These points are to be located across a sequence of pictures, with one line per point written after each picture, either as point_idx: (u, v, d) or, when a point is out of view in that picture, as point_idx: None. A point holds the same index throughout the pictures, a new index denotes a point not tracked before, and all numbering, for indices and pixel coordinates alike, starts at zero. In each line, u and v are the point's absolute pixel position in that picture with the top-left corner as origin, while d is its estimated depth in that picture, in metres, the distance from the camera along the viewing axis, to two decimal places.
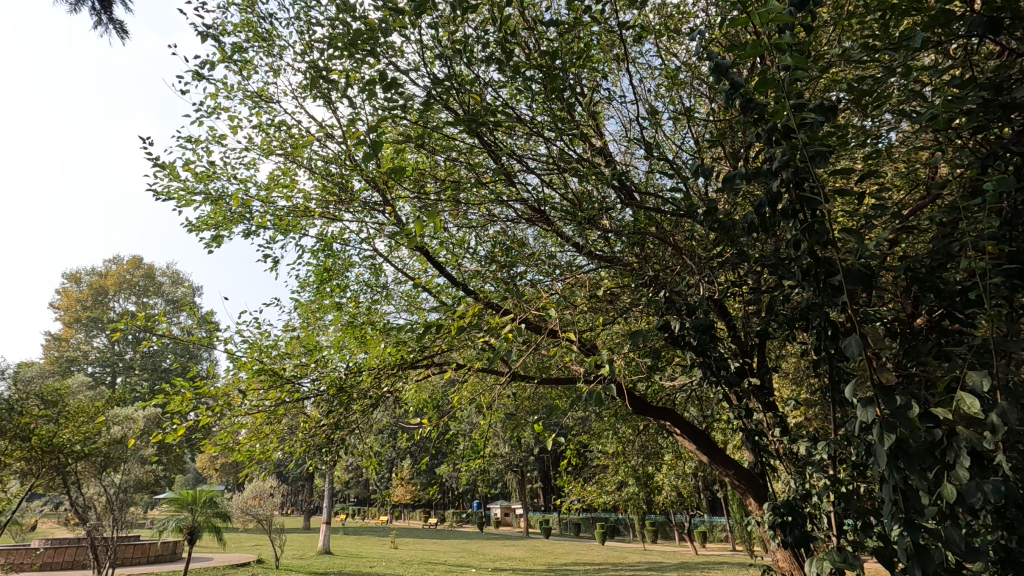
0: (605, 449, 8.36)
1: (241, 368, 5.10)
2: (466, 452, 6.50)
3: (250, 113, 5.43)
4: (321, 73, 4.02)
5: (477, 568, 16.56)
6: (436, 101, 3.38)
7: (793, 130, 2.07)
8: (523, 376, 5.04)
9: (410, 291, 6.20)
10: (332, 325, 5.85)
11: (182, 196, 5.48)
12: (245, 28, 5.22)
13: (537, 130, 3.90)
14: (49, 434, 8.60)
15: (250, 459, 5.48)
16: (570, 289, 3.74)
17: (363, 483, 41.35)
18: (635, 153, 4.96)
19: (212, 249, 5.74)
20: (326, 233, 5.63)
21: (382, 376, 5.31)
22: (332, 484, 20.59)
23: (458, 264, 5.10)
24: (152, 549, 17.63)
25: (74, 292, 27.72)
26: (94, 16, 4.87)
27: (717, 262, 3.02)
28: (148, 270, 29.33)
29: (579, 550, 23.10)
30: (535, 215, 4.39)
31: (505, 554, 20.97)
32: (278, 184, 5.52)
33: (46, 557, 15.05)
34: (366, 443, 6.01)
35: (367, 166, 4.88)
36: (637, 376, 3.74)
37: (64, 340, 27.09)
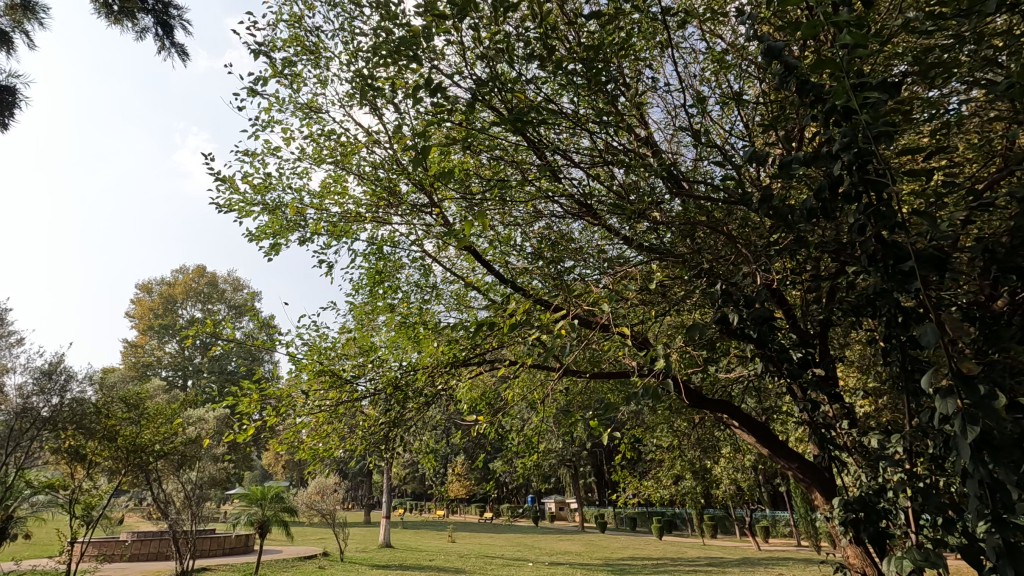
0: (661, 442, 8.25)
1: (302, 370, 5.34)
2: (521, 448, 6.56)
3: (301, 125, 5.64)
4: (367, 82, 4.14)
5: (535, 561, 16.66)
6: (481, 102, 3.41)
7: (853, 111, 1.98)
8: (575, 371, 5.04)
9: (458, 289, 6.31)
10: (385, 325, 6.02)
11: (242, 208, 5.77)
12: (294, 42, 5.43)
13: (581, 124, 3.89)
14: (132, 435, 9.27)
15: (314, 457, 5.74)
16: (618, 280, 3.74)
17: (420, 478, 42.26)
18: (682, 143, 4.86)
19: (271, 257, 6.02)
20: (377, 236, 5.81)
21: (435, 375, 5.44)
22: (390, 479, 21.16)
23: (506, 262, 5.14)
24: (227, 541, 18.65)
25: (147, 301, 29.59)
26: (157, 42, 5.17)
27: (775, 250, 2.92)
28: (211, 278, 30.98)
29: (637, 544, 22.82)
30: (582, 208, 4.38)
31: (562, 549, 20.91)
32: (330, 191, 5.73)
33: (134, 549, 16.16)
34: (422, 440, 6.17)
35: (413, 169, 5.00)
36: (692, 369, 3.68)
37: (138, 347, 28.76)
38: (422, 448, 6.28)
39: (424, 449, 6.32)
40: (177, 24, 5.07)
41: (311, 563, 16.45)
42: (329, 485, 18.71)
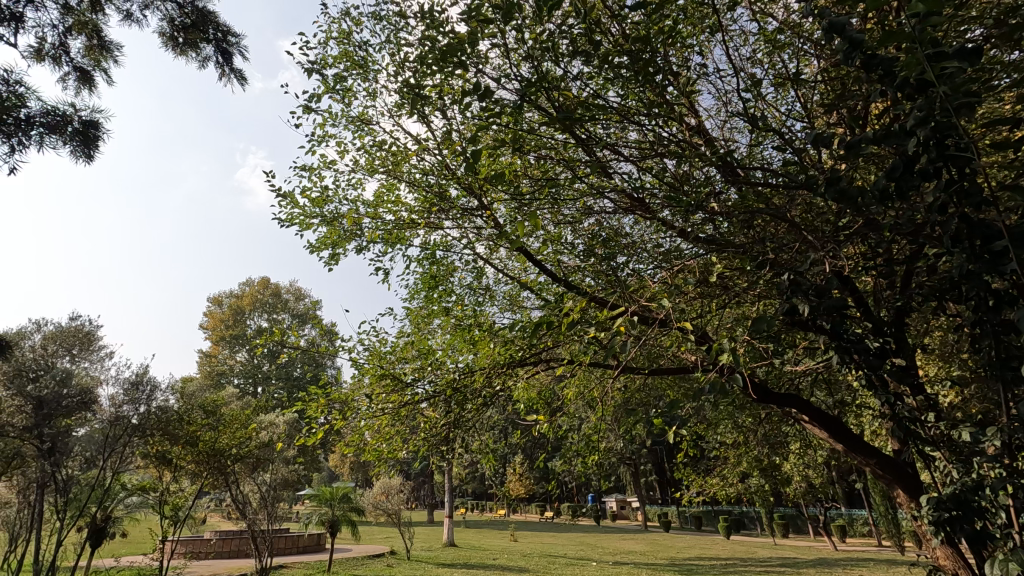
0: (725, 438, 8.00)
1: (364, 374, 5.52)
2: (581, 447, 6.53)
3: (353, 137, 5.83)
4: (415, 91, 4.24)
5: (600, 561, 16.50)
6: (528, 102, 3.42)
7: (929, 83, 1.86)
8: (634, 369, 4.96)
9: (511, 290, 6.36)
10: (441, 328, 6.14)
11: (303, 221, 6.03)
12: (344, 58, 5.63)
13: (629, 117, 3.83)
14: (211, 440, 9.84)
15: (379, 458, 5.91)
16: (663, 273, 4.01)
17: (480, 478, 42.73)
18: (735, 129, 4.72)
19: (331, 266, 6.25)
20: (430, 241, 5.93)
21: (493, 375, 5.50)
22: (451, 479, 21.49)
23: (558, 260, 5.14)
24: (300, 540, 19.49)
25: (218, 313, 31.31)
26: (219, 69, 5.47)
27: (844, 236, 2.78)
28: (275, 289, 32.49)
29: (704, 544, 22.17)
30: (634, 203, 4.32)
31: (626, 548, 20.61)
32: (384, 200, 5.90)
33: (217, 547, 17.15)
34: (482, 440, 6.25)
35: (462, 174, 5.08)
36: (758, 363, 3.55)
37: (212, 357, 30.47)
38: (482, 448, 6.35)
39: (484, 449, 6.39)
40: (235, 51, 5.34)
41: (380, 561, 16.96)
42: (393, 485, 19.23)
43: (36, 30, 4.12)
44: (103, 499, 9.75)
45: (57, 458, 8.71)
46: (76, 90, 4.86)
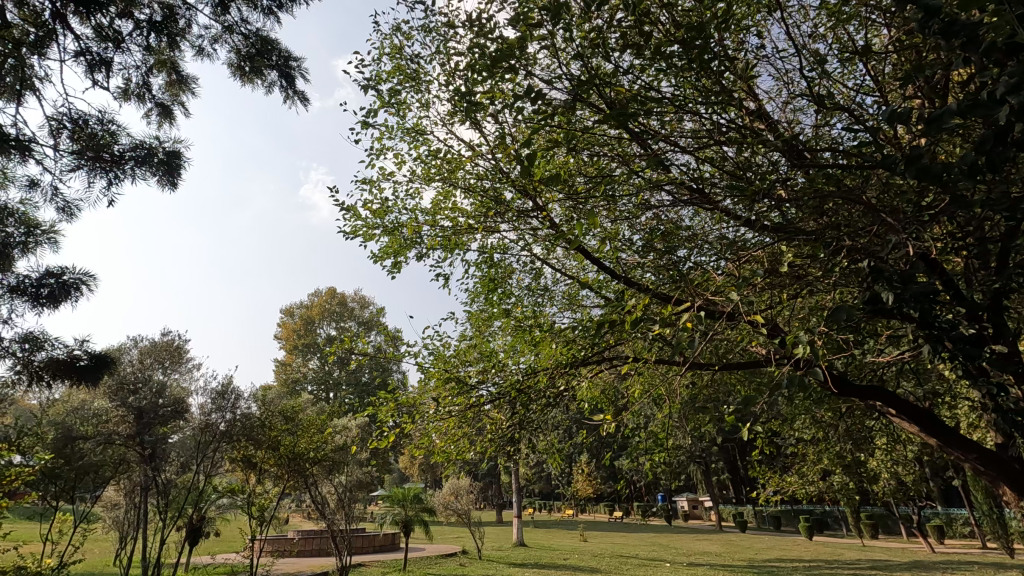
0: (803, 433, 7.61)
1: (430, 378, 5.66)
2: (649, 445, 6.42)
3: (409, 148, 6.00)
4: (467, 98, 4.31)
5: (674, 562, 16.08)
6: (581, 100, 3.40)
7: (1020, 45, 1.70)
8: (702, 365, 4.82)
9: (570, 289, 6.34)
10: (502, 330, 6.21)
11: (366, 232, 6.26)
12: (397, 72, 5.80)
13: (685, 107, 3.74)
14: (291, 444, 10.39)
15: (448, 460, 6.04)
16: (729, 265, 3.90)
17: (546, 478, 42.71)
18: (800, 110, 4.52)
19: (394, 274, 6.46)
20: (487, 245, 6.01)
21: (556, 375, 5.51)
22: (518, 479, 21.59)
23: (617, 257, 5.08)
24: (376, 539, 20.18)
25: (291, 323, 32.96)
26: (283, 93, 5.76)
27: (929, 216, 2.59)
28: (342, 298, 33.81)
29: (785, 546, 21.14)
30: (693, 194, 4.22)
31: (701, 549, 19.99)
32: (441, 207, 6.03)
33: (300, 545, 18.07)
34: (548, 440, 6.27)
35: (516, 176, 5.11)
36: (837, 355, 3.37)
37: (288, 366, 32.11)
38: (548, 448, 6.36)
39: (550, 449, 6.39)
40: (297, 74, 5.60)
41: (453, 561, 17.29)
42: (461, 486, 19.54)
43: (124, 73, 4.51)
44: (198, 501, 10.50)
45: (157, 463, 9.46)
46: (160, 124, 5.27)
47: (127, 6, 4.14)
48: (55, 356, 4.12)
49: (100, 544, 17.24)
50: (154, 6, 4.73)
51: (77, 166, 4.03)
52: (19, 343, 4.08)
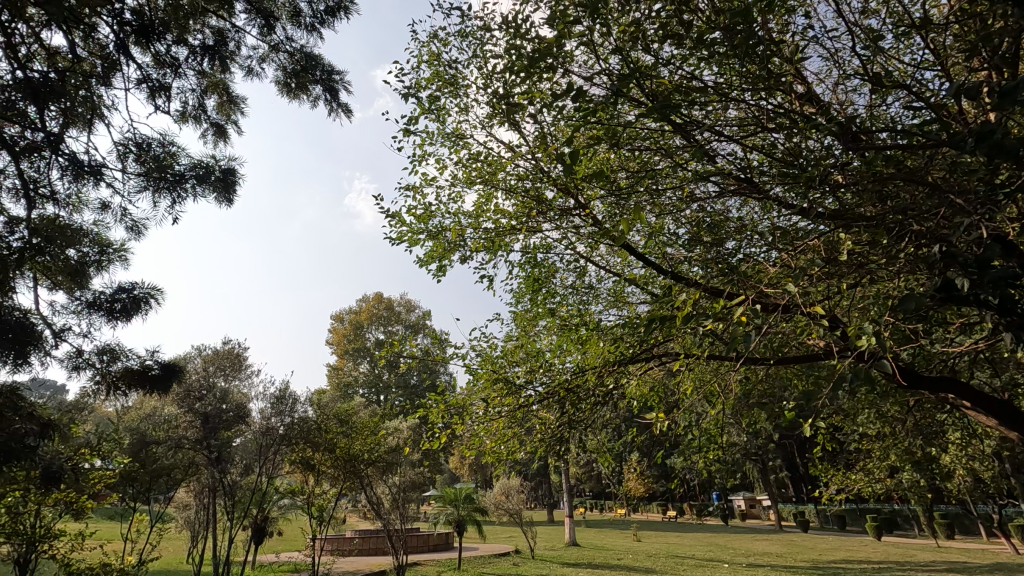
0: (868, 429, 7.26)
1: (478, 379, 5.71)
2: (702, 443, 6.27)
3: (450, 152, 6.08)
4: (506, 99, 4.33)
5: (733, 563, 15.64)
6: (621, 95, 3.37)
7: None
8: (756, 359, 4.68)
9: (616, 286, 6.28)
10: (548, 329, 6.21)
11: (411, 238, 6.39)
12: (435, 78, 5.89)
13: (730, 94, 3.64)
14: (346, 446, 10.70)
15: (499, 460, 6.07)
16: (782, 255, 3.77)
17: (597, 478, 42.32)
18: (853, 91, 4.33)
19: (440, 278, 6.56)
20: (530, 245, 6.03)
21: (605, 374, 5.47)
22: (568, 479, 21.47)
23: (663, 251, 4.99)
24: (430, 538, 20.51)
25: (341, 329, 33.93)
26: (328, 106, 5.94)
27: (1004, 195, 2.42)
28: (389, 302, 34.53)
29: (851, 547, 20.20)
30: (741, 184, 4.10)
31: (761, 549, 19.36)
32: (484, 209, 6.09)
33: (357, 544, 18.56)
34: (598, 439, 6.22)
35: (556, 175, 5.11)
36: (904, 346, 3.19)
37: (340, 370, 33.06)
38: (598, 447, 6.30)
39: (600, 449, 6.32)
40: (340, 87, 5.77)
41: (506, 560, 17.37)
42: (512, 486, 19.58)
43: (181, 96, 4.75)
44: (261, 502, 10.96)
45: (223, 465, 9.94)
46: (216, 144, 5.53)
47: (183, 32, 4.37)
48: (129, 366, 4.38)
49: (173, 543, 18.16)
50: (207, 31, 4.98)
51: (144, 186, 4.27)
52: (98, 355, 4.36)
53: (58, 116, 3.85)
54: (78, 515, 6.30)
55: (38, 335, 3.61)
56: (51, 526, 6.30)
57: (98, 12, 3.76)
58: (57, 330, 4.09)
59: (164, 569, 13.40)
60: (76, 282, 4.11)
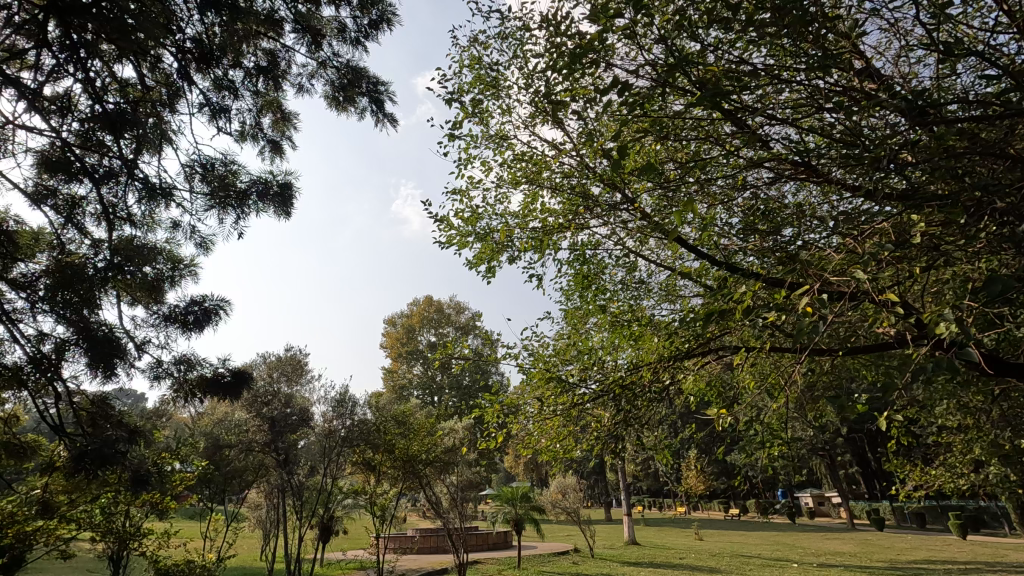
0: (948, 421, 6.81)
1: (532, 378, 5.73)
2: (765, 438, 6.07)
3: (495, 154, 6.14)
4: (549, 98, 4.33)
5: (802, 563, 14.98)
6: (668, 85, 3.31)
7: None
8: (821, 350, 4.48)
9: (667, 280, 6.17)
10: (599, 326, 6.17)
11: (460, 241, 6.48)
12: (478, 82, 5.95)
13: (782, 76, 3.50)
14: (405, 447, 10.96)
15: (555, 459, 6.07)
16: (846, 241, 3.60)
17: (654, 476, 41.52)
18: (917, 62, 4.09)
19: (489, 279, 6.63)
20: (578, 242, 6.00)
21: (660, 369, 5.37)
22: (625, 477, 21.17)
23: (716, 242, 4.85)
24: (489, 537, 20.72)
25: (394, 332, 34.75)
26: (375, 116, 6.10)
27: None
28: (439, 305, 35.06)
29: (932, 546, 18.99)
30: (797, 168, 3.95)
31: (832, 549, 18.48)
32: (530, 209, 6.11)
33: (419, 543, 18.97)
34: (656, 436, 6.11)
35: (602, 170, 5.06)
36: (989, 332, 2.98)
37: (394, 372, 33.87)
38: (656, 444, 6.19)
39: (658, 446, 6.21)
40: (386, 97, 5.91)
41: (566, 559, 17.32)
42: (568, 485, 19.49)
43: (240, 117, 4.99)
44: (327, 502, 11.37)
45: (290, 467, 10.39)
46: (272, 160, 5.78)
47: (238, 56, 4.59)
48: (204, 374, 4.66)
49: (248, 541, 19.08)
50: (259, 53, 5.21)
51: (211, 205, 4.52)
52: (176, 365, 4.64)
53: (132, 143, 4.13)
54: (162, 515, 6.73)
55: (124, 348, 3.89)
56: (140, 525, 6.76)
57: (163, 44, 4.01)
58: (139, 343, 4.40)
59: (241, 566, 14.11)
60: (153, 297, 4.39)
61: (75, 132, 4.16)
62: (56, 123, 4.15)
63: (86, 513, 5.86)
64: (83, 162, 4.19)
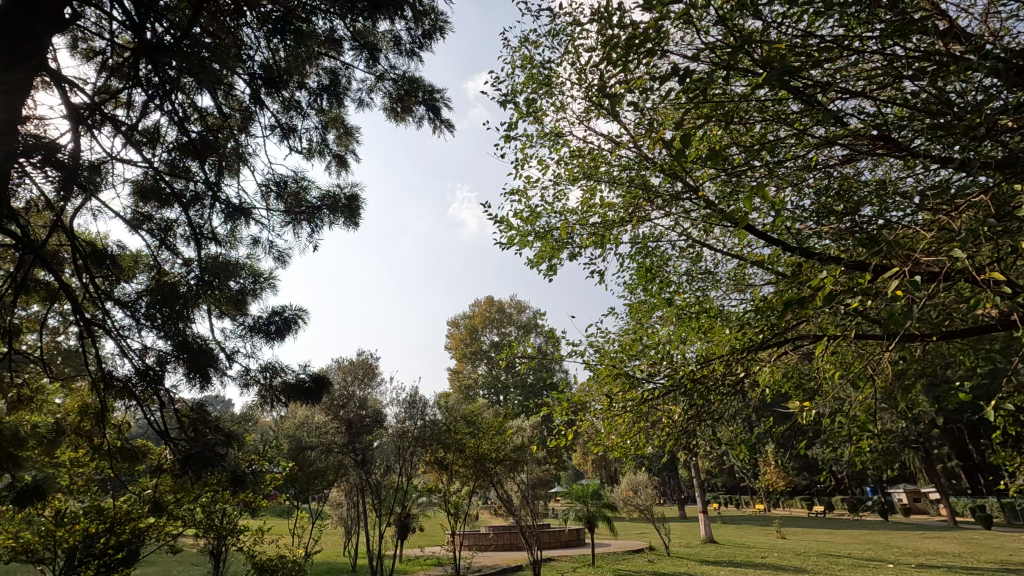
0: None
1: (599, 375, 5.68)
2: (852, 430, 5.73)
3: (552, 151, 6.13)
4: (605, 91, 4.28)
5: (899, 564, 13.99)
6: (730, 69, 3.19)
7: None
8: (912, 336, 4.18)
9: (736, 269, 5.95)
10: (665, 319, 6.06)
11: (520, 240, 6.53)
12: (530, 81, 5.96)
13: (855, 47, 3.29)
14: (475, 445, 11.16)
15: (627, 456, 5.99)
16: (936, 217, 3.34)
17: (730, 472, 40.03)
18: (1010, 16, 3.74)
19: (551, 277, 6.64)
20: (639, 235, 5.90)
21: (733, 362, 5.19)
22: (700, 474, 20.52)
23: (787, 227, 4.63)
24: (562, 534, 20.72)
25: (458, 334, 35.33)
26: (431, 123, 6.24)
27: None
28: (500, 304, 35.29)
29: None
30: (876, 144, 3.71)
31: (933, 549, 17.11)
32: (589, 204, 6.07)
33: (493, 539, 19.23)
34: (731, 430, 5.91)
35: (662, 161, 4.95)
36: None
37: (460, 373, 34.45)
38: (731, 439, 5.98)
39: (734, 441, 6.00)
40: (442, 104, 6.04)
41: (641, 557, 17.02)
42: (640, 481, 19.14)
43: (307, 134, 5.25)
44: (403, 500, 11.76)
45: (368, 466, 10.79)
46: (339, 174, 6.05)
47: (303, 78, 4.82)
48: (288, 380, 4.94)
49: (331, 537, 20.04)
50: (322, 73, 5.46)
51: (286, 221, 4.78)
52: (262, 372, 4.94)
53: (214, 169, 4.43)
54: (255, 513, 7.19)
55: (216, 358, 4.18)
56: (236, 523, 7.25)
57: (236, 73, 4.28)
58: (229, 352, 4.72)
59: (327, 561, 14.82)
60: (240, 310, 4.70)
61: (164, 161, 4.53)
62: (148, 154, 4.53)
63: (190, 511, 6.35)
64: (173, 188, 4.54)
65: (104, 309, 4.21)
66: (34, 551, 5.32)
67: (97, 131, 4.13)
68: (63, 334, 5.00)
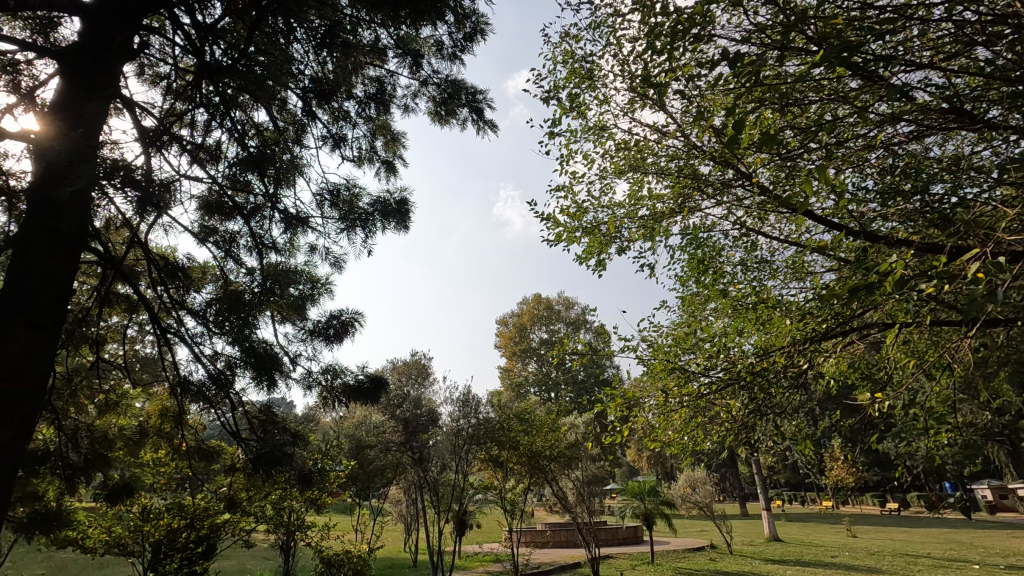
0: None
1: (653, 369, 5.58)
2: (927, 422, 5.41)
3: (597, 146, 6.08)
4: (650, 82, 4.20)
5: (984, 565, 13.08)
6: (783, 49, 3.07)
7: None
8: (994, 321, 3.90)
9: (794, 257, 5.72)
10: (720, 311, 5.90)
11: (567, 236, 6.50)
12: (573, 76, 5.93)
13: (919, 16, 3.10)
14: (529, 442, 11.19)
15: (685, 452, 5.85)
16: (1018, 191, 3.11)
17: (794, 468, 38.44)
18: None
19: (600, 272, 6.58)
20: (690, 226, 5.77)
21: (794, 354, 4.98)
22: (762, 471, 19.79)
23: (849, 210, 4.41)
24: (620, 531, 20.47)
25: (507, 332, 35.47)
26: (475, 124, 6.30)
27: None
28: (548, 301, 35.19)
29: None
30: (946, 117, 3.48)
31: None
32: (637, 197, 5.98)
33: (550, 537, 19.21)
34: (795, 424, 5.68)
35: (711, 148, 4.82)
36: None
37: (511, 371, 34.57)
38: (795, 433, 5.75)
39: (798, 436, 5.76)
40: (484, 105, 6.10)
41: (702, 555, 16.60)
42: (699, 478, 18.67)
43: (357, 143, 5.40)
44: (460, 497, 11.94)
45: (425, 464, 11.01)
46: (388, 179, 6.20)
47: (351, 88, 4.97)
48: (347, 381, 5.11)
49: (392, 534, 20.52)
50: (368, 82, 5.61)
51: (341, 227, 4.95)
52: (323, 373, 5.13)
53: (271, 180, 4.63)
54: (321, 510, 7.47)
55: (280, 361, 4.37)
56: (303, 519, 7.56)
57: (290, 88, 4.46)
58: (292, 356, 4.92)
59: (389, 556, 15.22)
60: (300, 315, 4.89)
61: (226, 176, 4.76)
62: (212, 170, 4.77)
63: (260, 508, 6.66)
64: (234, 201, 4.77)
65: (178, 318, 4.47)
66: (123, 544, 5.72)
67: (165, 150, 4.39)
68: (142, 343, 5.36)
